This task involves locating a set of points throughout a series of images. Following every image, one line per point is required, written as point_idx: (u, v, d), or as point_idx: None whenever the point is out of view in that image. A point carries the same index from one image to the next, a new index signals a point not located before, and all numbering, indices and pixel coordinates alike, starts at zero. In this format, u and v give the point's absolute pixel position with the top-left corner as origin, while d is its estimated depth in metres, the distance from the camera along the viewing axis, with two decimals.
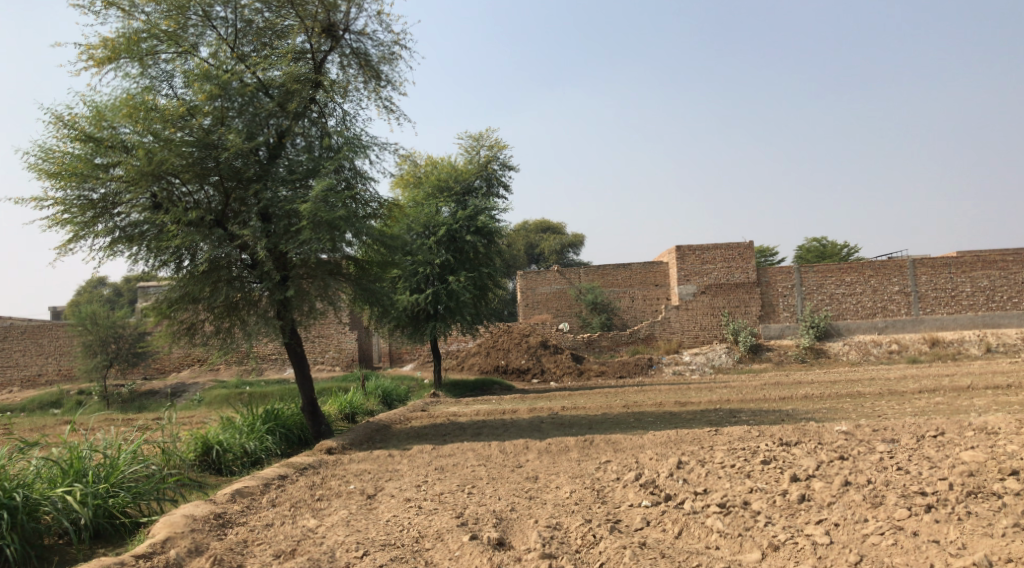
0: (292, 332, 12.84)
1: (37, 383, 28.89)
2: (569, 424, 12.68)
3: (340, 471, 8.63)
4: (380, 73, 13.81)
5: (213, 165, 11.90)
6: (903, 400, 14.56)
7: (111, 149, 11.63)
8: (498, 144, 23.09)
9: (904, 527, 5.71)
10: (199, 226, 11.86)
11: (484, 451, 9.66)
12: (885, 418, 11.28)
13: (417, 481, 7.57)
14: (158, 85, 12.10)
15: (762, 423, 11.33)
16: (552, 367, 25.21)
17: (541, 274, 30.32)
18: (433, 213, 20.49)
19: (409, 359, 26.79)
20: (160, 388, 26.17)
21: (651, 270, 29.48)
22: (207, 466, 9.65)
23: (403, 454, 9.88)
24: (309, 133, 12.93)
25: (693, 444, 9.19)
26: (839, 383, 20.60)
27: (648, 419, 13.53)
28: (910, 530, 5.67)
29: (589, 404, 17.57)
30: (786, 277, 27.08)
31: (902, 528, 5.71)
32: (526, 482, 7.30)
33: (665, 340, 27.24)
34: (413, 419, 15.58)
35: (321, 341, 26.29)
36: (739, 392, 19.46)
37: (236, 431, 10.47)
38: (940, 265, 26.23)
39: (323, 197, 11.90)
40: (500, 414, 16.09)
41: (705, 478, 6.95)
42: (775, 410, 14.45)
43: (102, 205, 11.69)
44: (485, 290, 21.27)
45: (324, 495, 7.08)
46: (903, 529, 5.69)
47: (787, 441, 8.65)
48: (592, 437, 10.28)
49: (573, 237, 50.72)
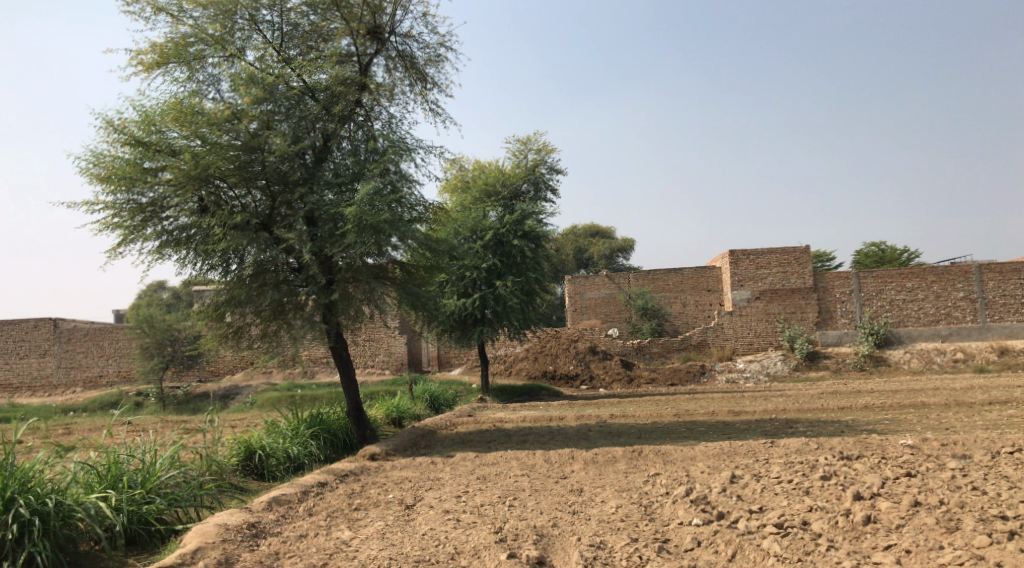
0: (338, 336, 12.77)
1: (97, 383, 29.62)
2: (617, 433, 12.33)
3: (381, 479, 8.46)
4: (426, 76, 13.70)
5: (259, 168, 11.93)
6: (972, 413, 13.80)
7: (159, 153, 11.72)
8: (547, 146, 22.81)
9: (985, 557, 5.24)
10: (245, 229, 11.86)
11: (529, 459, 9.38)
12: (955, 431, 10.66)
13: (457, 492, 7.32)
14: (205, 89, 12.16)
15: (821, 435, 10.82)
16: (602, 374, 24.76)
17: (590, 278, 29.86)
18: (481, 217, 20.33)
19: (457, 364, 26.68)
20: (213, 391, 26.56)
21: (704, 275, 28.86)
22: (249, 471, 9.60)
23: (445, 461, 9.67)
24: (355, 136, 12.85)
25: (748, 457, 8.79)
26: (902, 392, 19.75)
27: (700, 428, 13.08)
28: (993, 560, 5.19)
29: (639, 412, 17.14)
30: (845, 282, 26.07)
31: (983, 558, 5.24)
32: (569, 496, 6.98)
33: (718, 347, 26.56)
34: (459, 425, 15.39)
35: (370, 345, 26.38)
36: (796, 401, 18.79)
37: (279, 435, 10.39)
38: (1009, 270, 25.05)
39: (368, 200, 11.79)
40: (546, 421, 15.79)
41: (760, 495, 6.55)
42: (835, 421, 13.86)
43: (151, 209, 11.80)
44: (532, 294, 20.98)
45: (362, 505, 6.89)
46: (984, 559, 5.22)
47: (849, 455, 8.17)
48: (641, 446, 9.93)
49: (623, 242, 50.09)
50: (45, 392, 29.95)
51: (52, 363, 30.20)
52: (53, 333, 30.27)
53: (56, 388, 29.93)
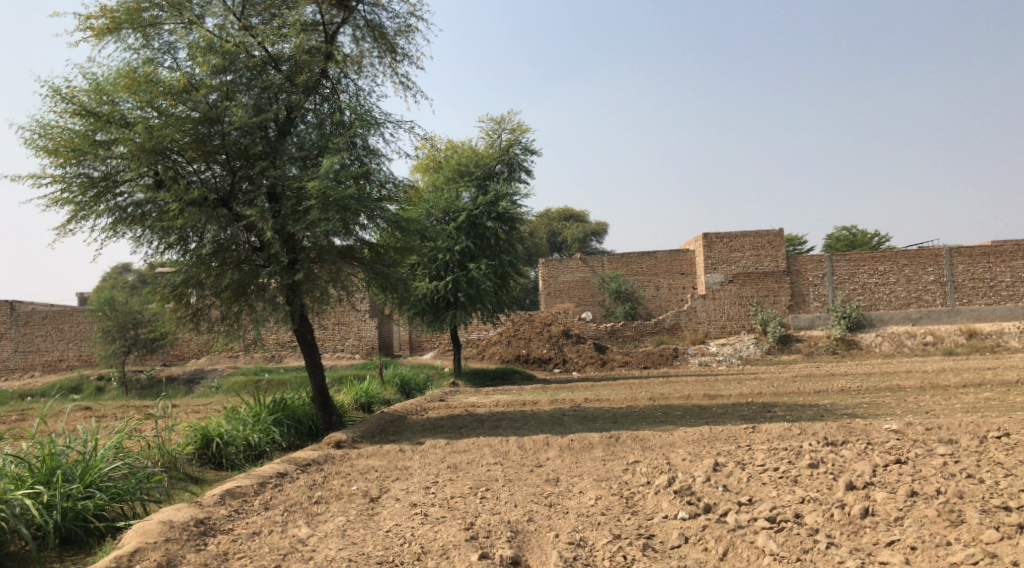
0: (302, 319, 12.22)
1: (58, 367, 28.68)
2: (593, 418, 11.99)
3: (346, 468, 8.01)
4: (395, 47, 13.14)
5: (219, 142, 11.34)
6: (950, 396, 13.67)
7: (111, 124, 11.02)
8: (520, 126, 22.35)
9: (998, 554, 4.93)
10: (202, 205, 11.25)
11: (501, 447, 8.97)
12: (935, 415, 10.44)
13: (425, 483, 6.87)
14: (160, 57, 11.47)
15: (800, 420, 10.53)
16: (575, 357, 24.44)
17: (564, 261, 29.42)
18: (453, 198, 19.75)
19: (429, 347, 26.24)
20: (178, 375, 25.80)
21: (678, 258, 28.56)
22: (206, 460, 9.11)
23: (414, 449, 9.21)
24: (319, 109, 12.28)
25: (728, 443, 8.48)
26: (876, 376, 19.68)
27: (677, 413, 12.77)
28: (1007, 558, 4.88)
29: (614, 396, 16.87)
30: (817, 266, 25.97)
31: (997, 556, 4.93)
32: (546, 486, 6.57)
33: (692, 330, 26.37)
34: (430, 410, 14.94)
35: (340, 328, 25.76)
36: (771, 385, 18.62)
37: (239, 422, 9.87)
38: (979, 254, 25.15)
39: (332, 174, 11.25)
40: (520, 406, 15.43)
41: (746, 485, 6.21)
42: (812, 405, 13.65)
43: (104, 183, 11.14)
44: (506, 277, 20.49)
45: (323, 498, 6.43)
46: (997, 557, 4.92)
47: (833, 441, 7.90)
48: (618, 432, 9.58)
49: (595, 225, 49.76)
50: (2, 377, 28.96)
51: (9, 347, 29.21)
52: (11, 316, 29.27)
53: (15, 373, 28.96)
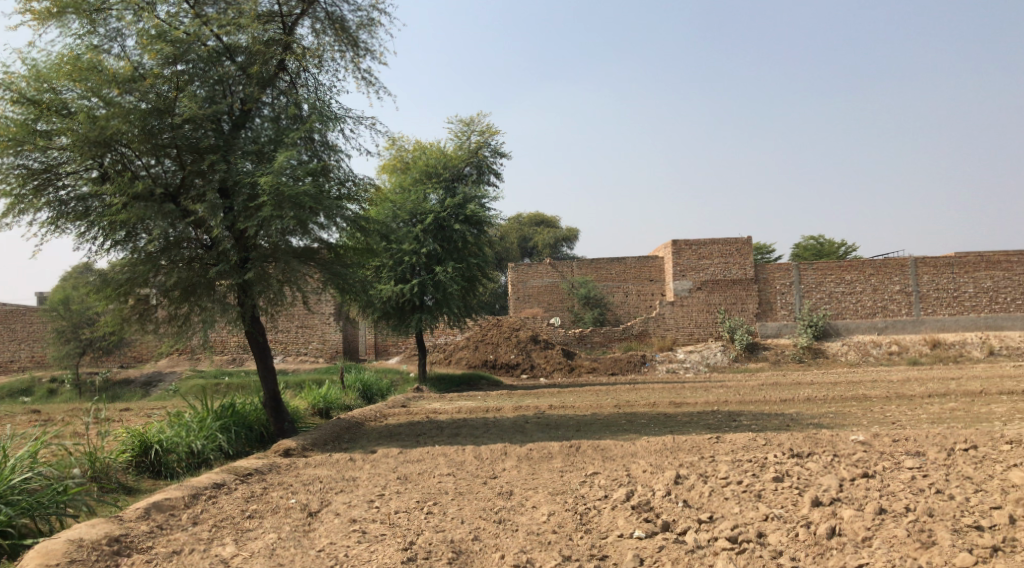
0: (255, 320, 11.71)
1: (9, 368, 27.69)
2: (556, 426, 11.66)
3: (290, 478, 7.58)
4: (358, 41, 12.73)
5: (168, 136, 10.83)
6: (916, 406, 13.56)
7: (52, 113, 10.47)
8: (490, 128, 22.07)
9: None
10: (149, 200, 10.69)
11: (457, 457, 8.58)
12: (902, 426, 10.26)
13: (370, 496, 6.47)
14: (107, 44, 10.92)
15: (767, 431, 10.27)
16: (543, 363, 24.15)
17: (533, 266, 28.97)
18: (420, 200, 19.32)
19: (394, 352, 25.74)
20: (135, 377, 24.99)
21: (646, 265, 28.36)
22: (143, 469, 8.62)
23: (366, 458, 8.78)
24: (276, 103, 11.83)
25: (692, 454, 8.18)
26: (842, 384, 19.63)
27: (641, 421, 12.48)
28: None
29: (579, 403, 16.56)
30: (785, 274, 25.92)
31: None
32: (497, 500, 6.20)
33: (659, 337, 26.21)
34: (390, 417, 14.49)
35: (304, 332, 25.15)
36: (737, 393, 18.46)
37: (182, 427, 9.36)
38: (943, 264, 25.30)
39: (287, 170, 10.80)
40: (483, 412, 15.06)
41: (708, 499, 5.90)
42: (778, 414, 13.45)
43: (45, 175, 10.55)
44: (473, 281, 20.08)
45: (257, 512, 6.03)
46: None
47: (798, 452, 7.65)
48: (579, 442, 9.24)
49: (566, 231, 49.50)
50: None
51: None
52: None
53: None
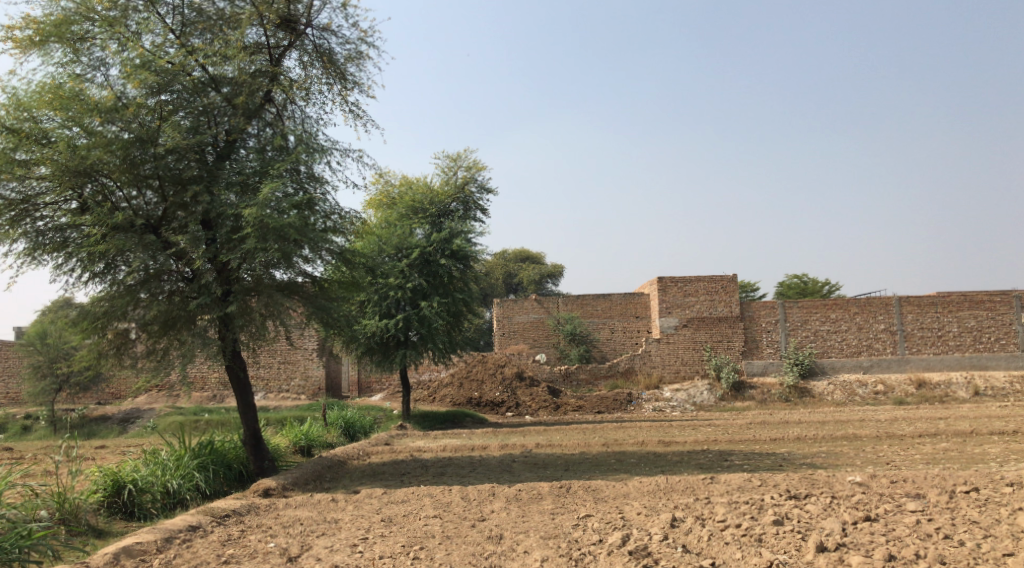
0: (236, 355, 11.39)
1: None
2: (544, 465, 11.38)
3: (269, 520, 7.28)
4: (346, 74, 12.66)
5: (151, 166, 10.63)
6: (907, 446, 13.36)
7: (32, 143, 10.25)
8: (477, 165, 22.03)
9: None
10: (129, 231, 10.45)
11: (443, 497, 8.28)
12: (896, 466, 10.06)
13: (353, 540, 6.18)
14: (90, 73, 10.75)
15: (759, 470, 10.04)
16: (528, 401, 23.77)
17: (518, 302, 28.72)
18: (406, 235, 19.15)
19: (378, 389, 25.32)
20: (112, 413, 24.40)
21: (633, 301, 28.25)
22: (116, 510, 8.28)
23: (350, 499, 8.49)
24: (262, 134, 11.67)
25: (686, 496, 7.95)
26: (830, 424, 19.47)
27: (630, 461, 12.22)
28: None
29: (566, 441, 16.25)
30: (771, 312, 25.88)
31: None
32: (488, 544, 5.95)
33: (646, 375, 26.00)
34: (373, 455, 14.13)
35: (286, 368, 24.73)
36: (726, 432, 18.22)
37: (159, 466, 9.03)
38: (927, 304, 25.39)
39: (272, 202, 10.60)
40: (468, 451, 14.74)
41: (707, 544, 5.70)
42: (769, 453, 13.21)
43: (23, 206, 10.30)
44: (459, 316, 19.84)
45: (234, 557, 5.76)
46: None
47: (795, 494, 7.44)
48: (569, 482, 8.96)
49: (551, 268, 49.48)
50: None
51: None
52: None
53: None
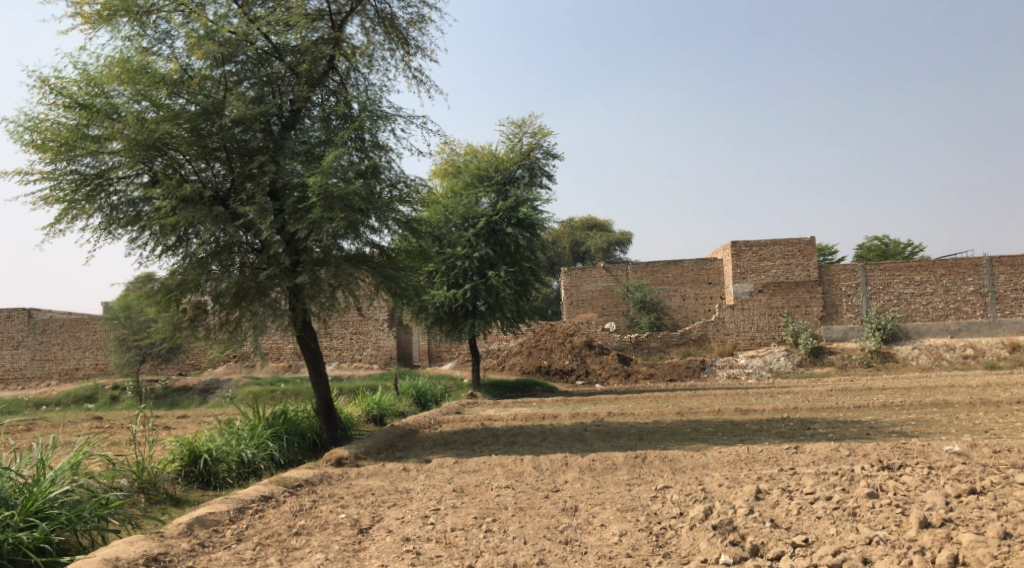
0: (306, 325, 11.42)
1: (74, 376, 28.26)
2: (617, 434, 11.11)
3: (341, 490, 7.22)
4: (408, 39, 12.44)
5: (217, 137, 10.65)
6: (1004, 414, 12.53)
7: (103, 117, 10.35)
8: (542, 130, 21.56)
9: None
10: (198, 203, 10.51)
11: (515, 467, 8.11)
12: (995, 435, 9.39)
13: (425, 511, 6.04)
14: (157, 46, 10.78)
15: (845, 440, 9.51)
16: (598, 369, 23.56)
17: (586, 270, 28.36)
18: (473, 204, 18.96)
19: (448, 358, 25.37)
20: (193, 384, 25.19)
21: (705, 267, 27.48)
22: (193, 479, 8.38)
23: (420, 469, 8.39)
24: (326, 102, 11.59)
25: (769, 466, 7.57)
26: (917, 390, 18.55)
27: (706, 430, 11.81)
28: None
29: (638, 410, 15.92)
30: (850, 275, 24.82)
31: None
32: (562, 517, 5.72)
33: (719, 342, 25.30)
34: (444, 424, 14.10)
35: (358, 338, 25.04)
36: (805, 399, 17.54)
37: (233, 436, 9.12)
38: (1022, 263, 23.90)
39: (337, 170, 10.49)
40: (538, 420, 14.58)
41: (797, 519, 5.37)
42: (854, 422, 12.58)
43: (98, 180, 10.46)
44: (527, 285, 19.61)
45: (306, 529, 5.69)
46: None
47: (888, 464, 6.97)
48: (644, 451, 8.68)
49: (620, 235, 48.73)
50: (20, 386, 28.71)
51: (27, 355, 29.03)
52: (29, 324, 29.09)
53: (33, 382, 28.70)
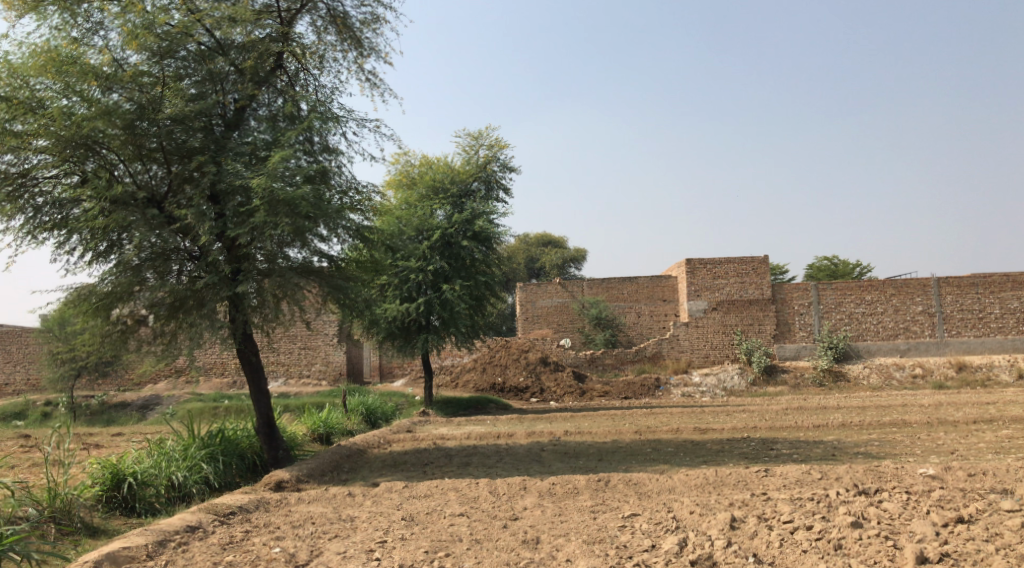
0: (247, 338, 10.65)
1: (2, 391, 26.69)
2: (575, 454, 10.61)
3: (279, 518, 6.58)
4: (361, 41, 11.88)
5: (154, 135, 9.90)
6: (963, 433, 12.34)
7: (27, 112, 9.51)
8: (499, 142, 21.13)
9: None
10: (130, 205, 9.76)
11: (470, 492, 7.55)
12: (960, 457, 9.13)
13: (370, 544, 5.46)
14: (89, 37, 10.02)
15: (810, 462, 9.15)
16: (553, 386, 23.07)
17: (542, 286, 27.98)
18: (427, 216, 18.39)
19: (400, 374, 24.63)
20: (132, 400, 23.96)
21: (660, 284, 27.28)
22: (115, 506, 7.61)
23: (367, 494, 7.75)
24: (273, 103, 10.93)
25: (737, 490, 7.17)
26: (871, 409, 18.46)
27: (667, 450, 11.38)
28: None
29: (596, 429, 15.48)
30: (803, 294, 24.85)
31: None
32: (523, 551, 5.21)
33: (674, 359, 25.08)
34: (394, 443, 13.41)
35: (307, 353, 24.16)
36: (762, 418, 17.27)
37: (163, 457, 8.35)
38: (967, 284, 24.21)
39: (283, 172, 9.85)
40: (493, 438, 14.02)
41: (780, 553, 5.04)
42: (816, 442, 12.27)
43: (21, 180, 9.61)
44: (482, 300, 19.06)
45: (233, 566, 5.11)
46: None
47: (864, 489, 6.58)
48: (606, 474, 8.19)
49: (575, 252, 48.55)
50: None
51: None
52: None
53: None
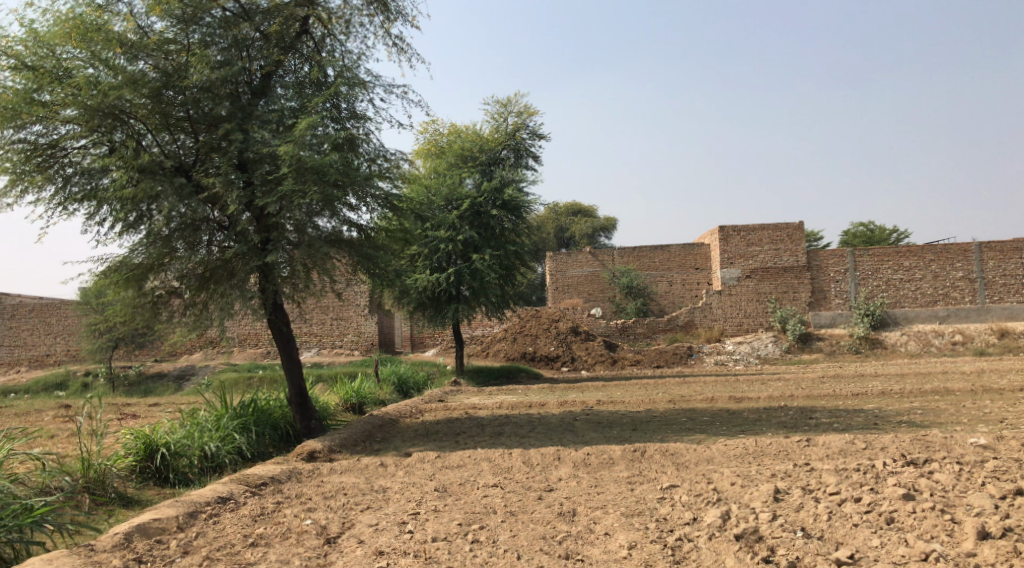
0: (277, 308, 10.58)
1: (44, 362, 27.26)
2: (609, 425, 10.42)
3: (312, 489, 6.51)
4: (388, 4, 11.62)
5: (181, 104, 9.79)
6: (1010, 403, 11.90)
7: (54, 81, 9.41)
8: (527, 110, 20.92)
9: None
10: (158, 174, 9.63)
11: (503, 462, 7.41)
12: (1010, 427, 8.77)
13: (402, 516, 5.34)
14: (114, 5, 9.89)
15: (850, 433, 8.87)
16: (584, 355, 22.89)
17: (572, 255, 27.70)
18: (456, 185, 18.16)
19: (431, 345, 24.60)
20: (168, 370, 24.29)
21: (692, 252, 26.84)
22: (148, 476, 7.60)
23: (399, 464, 7.66)
24: (299, 70, 10.78)
25: (778, 461, 6.94)
26: (910, 377, 17.99)
27: (701, 420, 11.14)
28: None
29: (628, 398, 15.28)
30: (839, 261, 24.31)
31: None
32: (560, 524, 5.05)
33: (706, 328, 24.71)
34: (426, 413, 13.35)
35: (339, 324, 24.23)
36: (797, 387, 16.91)
37: (196, 427, 8.32)
38: (1011, 249, 23.44)
39: (310, 139, 9.68)
40: (525, 408, 13.89)
41: (829, 527, 4.84)
42: (855, 411, 11.93)
43: (50, 151, 9.57)
44: (511, 270, 18.86)
45: (263, 538, 5.03)
46: None
47: (913, 459, 6.31)
48: (641, 444, 8.01)
49: (605, 221, 48.04)
50: None
51: None
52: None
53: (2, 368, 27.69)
